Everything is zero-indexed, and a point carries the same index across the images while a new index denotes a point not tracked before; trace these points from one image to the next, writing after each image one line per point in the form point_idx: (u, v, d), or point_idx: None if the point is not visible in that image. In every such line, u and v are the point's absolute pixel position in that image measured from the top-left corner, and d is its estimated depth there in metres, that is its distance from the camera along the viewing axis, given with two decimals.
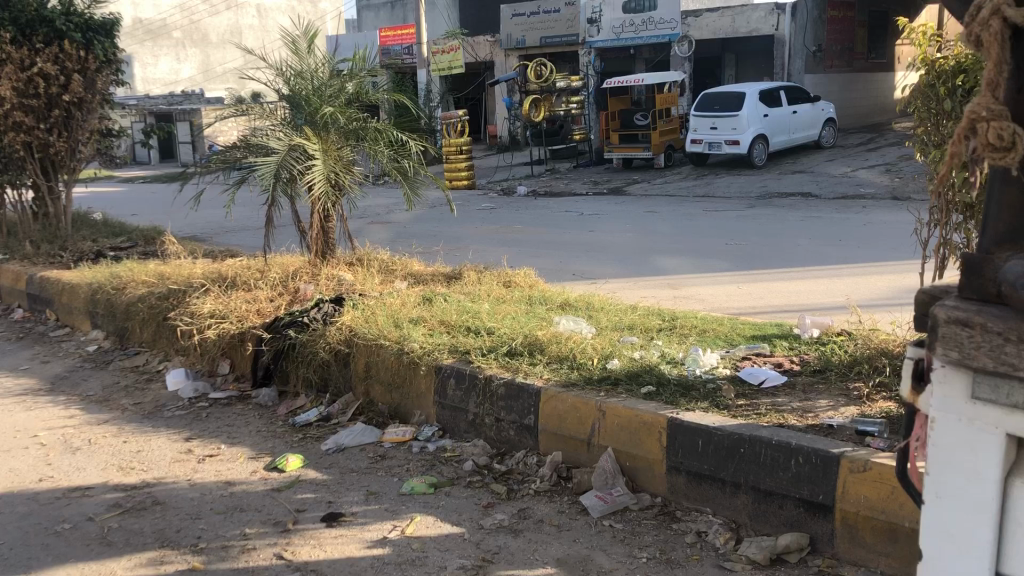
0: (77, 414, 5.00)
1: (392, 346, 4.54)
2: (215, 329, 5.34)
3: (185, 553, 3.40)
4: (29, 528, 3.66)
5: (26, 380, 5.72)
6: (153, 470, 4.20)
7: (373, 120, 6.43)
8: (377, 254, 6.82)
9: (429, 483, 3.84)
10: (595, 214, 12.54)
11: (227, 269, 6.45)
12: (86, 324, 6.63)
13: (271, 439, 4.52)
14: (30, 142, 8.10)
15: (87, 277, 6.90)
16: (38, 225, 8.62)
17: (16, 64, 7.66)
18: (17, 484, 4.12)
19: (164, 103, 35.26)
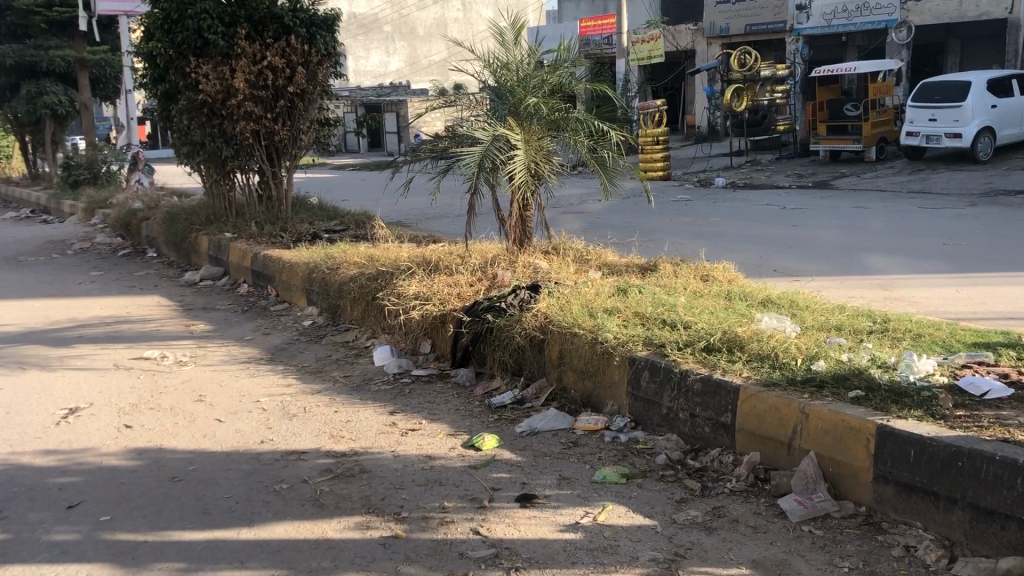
0: (294, 383, 5.40)
1: (587, 335, 4.57)
2: (420, 310, 5.59)
3: (388, 520, 3.60)
4: (253, 485, 4.00)
5: (250, 349, 6.22)
6: (360, 439, 4.47)
7: (574, 110, 6.46)
8: (572, 244, 6.88)
9: (622, 473, 3.86)
10: (799, 208, 12.06)
11: (431, 253, 6.72)
12: (303, 300, 7.12)
13: (468, 417, 4.69)
14: (258, 131, 8.74)
15: (304, 257, 7.39)
16: (263, 207, 9.23)
17: (249, 58, 8.39)
18: (242, 444, 4.50)
19: (374, 93, 37.06)
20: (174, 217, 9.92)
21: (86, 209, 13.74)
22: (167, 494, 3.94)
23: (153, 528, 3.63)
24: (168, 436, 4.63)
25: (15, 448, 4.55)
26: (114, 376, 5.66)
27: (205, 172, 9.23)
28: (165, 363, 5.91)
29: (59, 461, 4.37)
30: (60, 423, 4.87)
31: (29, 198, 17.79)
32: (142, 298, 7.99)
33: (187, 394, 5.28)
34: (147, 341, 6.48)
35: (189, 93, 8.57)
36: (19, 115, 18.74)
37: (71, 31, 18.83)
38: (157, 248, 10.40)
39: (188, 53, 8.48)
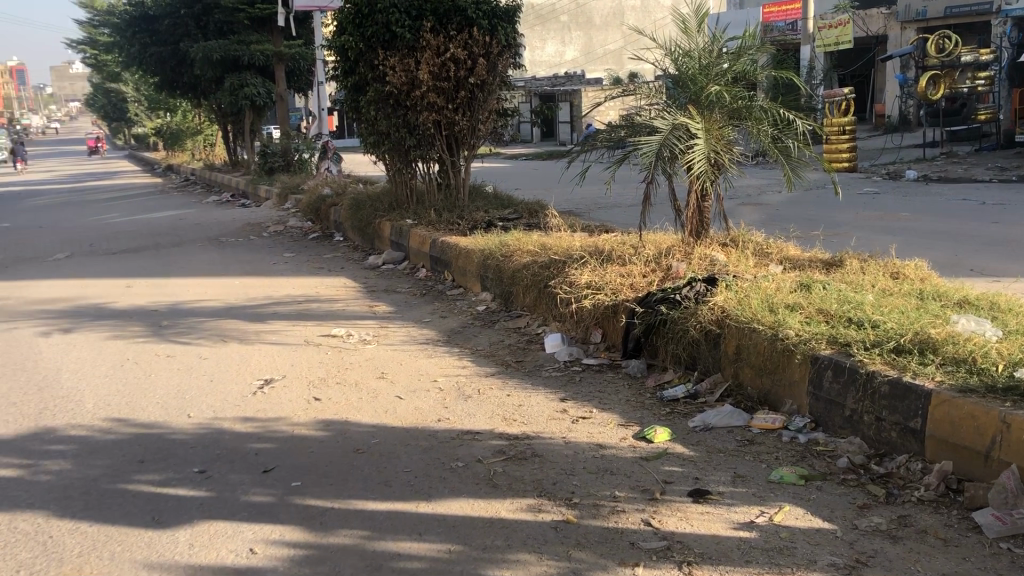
0: (469, 366, 5.56)
1: (766, 331, 4.45)
2: (592, 299, 5.61)
3: (560, 505, 3.65)
4: (430, 461, 4.16)
5: (428, 332, 6.45)
6: (532, 424, 4.55)
7: (758, 98, 6.27)
8: (751, 236, 6.70)
9: (800, 474, 3.75)
10: (1001, 204, 11.22)
11: (605, 243, 6.73)
12: (477, 286, 7.31)
13: (640, 409, 4.68)
14: (439, 121, 9.02)
15: (480, 243, 7.56)
16: (440, 195, 9.51)
17: (433, 50, 8.67)
18: (420, 421, 4.69)
19: (549, 83, 37.42)
20: (359, 204, 10.41)
21: (279, 194, 14.65)
22: (351, 464, 4.17)
23: (338, 496, 3.85)
24: (352, 410, 4.89)
25: (218, 413, 4.93)
26: (304, 351, 6.02)
27: (388, 160, 9.61)
28: (349, 341, 6.23)
29: (256, 427, 4.70)
30: (257, 392, 5.24)
31: (231, 183, 19.19)
32: (327, 280, 8.45)
33: (370, 370, 5.55)
34: (334, 319, 6.86)
35: (376, 85, 8.95)
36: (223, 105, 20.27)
37: (270, 27, 20.11)
38: (343, 232, 10.96)
39: (376, 46, 8.86)
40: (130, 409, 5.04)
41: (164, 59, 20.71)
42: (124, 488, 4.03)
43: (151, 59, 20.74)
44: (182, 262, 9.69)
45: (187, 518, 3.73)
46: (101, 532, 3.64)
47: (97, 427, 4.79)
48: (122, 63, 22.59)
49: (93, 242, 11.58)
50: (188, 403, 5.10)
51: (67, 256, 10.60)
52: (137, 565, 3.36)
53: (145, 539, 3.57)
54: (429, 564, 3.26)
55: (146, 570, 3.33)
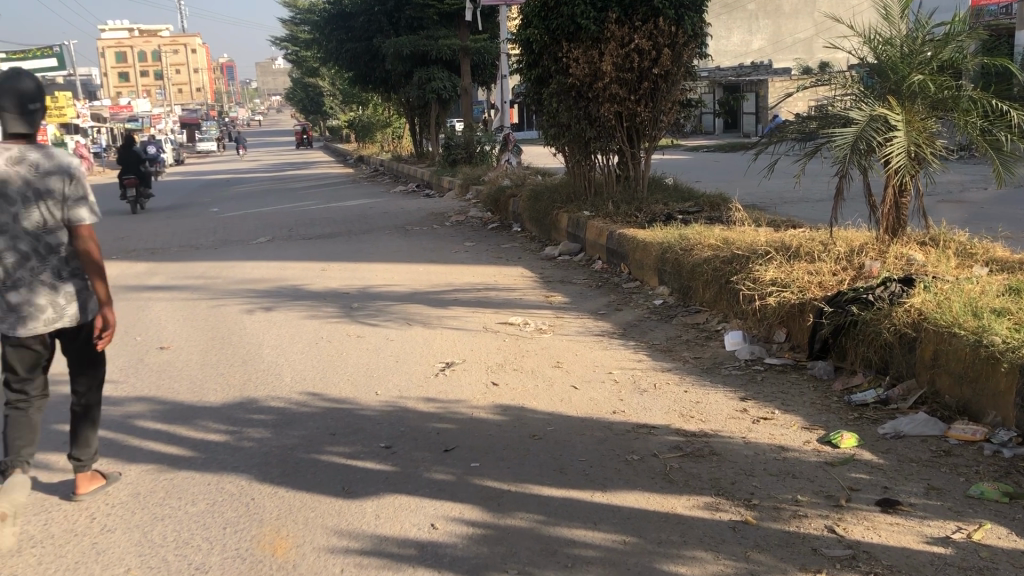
0: (645, 359, 5.53)
1: (968, 337, 4.16)
2: (776, 297, 5.44)
3: (739, 504, 3.57)
4: (606, 452, 4.17)
5: (604, 323, 6.46)
6: (711, 421, 4.47)
7: (966, 87, 5.85)
8: (954, 235, 6.28)
9: (1004, 491, 3.48)
10: None
11: (791, 238, 6.50)
12: (655, 279, 7.24)
13: (825, 413, 4.49)
14: (621, 112, 8.99)
15: (658, 236, 7.48)
16: (619, 186, 9.47)
17: (617, 42, 8.64)
18: (596, 411, 4.71)
19: (734, 73, 36.41)
20: (538, 195, 10.54)
21: (461, 185, 15.07)
22: (527, 450, 4.25)
23: (516, 480, 3.93)
24: (529, 397, 4.98)
25: (403, 392, 5.16)
26: (483, 337, 6.18)
27: (569, 152, 9.69)
28: (526, 329, 6.35)
29: (438, 408, 4.88)
30: (439, 375, 5.44)
31: (417, 173, 19.91)
32: (506, 269, 8.63)
33: (547, 359, 5.63)
34: (513, 307, 7.00)
35: (559, 77, 9.13)
36: (411, 99, 21.04)
37: (457, 21, 20.65)
38: (522, 223, 11.15)
39: (561, 39, 8.96)
40: (322, 385, 5.36)
41: (358, 54, 21.80)
42: (317, 458, 4.29)
43: (346, 55, 21.86)
44: (370, 248, 10.17)
45: (374, 489, 3.93)
46: (297, 497, 3.89)
47: (293, 400, 5.12)
48: (321, 59, 23.92)
49: (291, 227, 12.33)
50: (375, 382, 5.36)
51: (269, 239, 11.37)
52: (329, 531, 3.58)
53: (336, 507, 3.78)
54: (605, 553, 3.28)
55: (337, 536, 3.53)
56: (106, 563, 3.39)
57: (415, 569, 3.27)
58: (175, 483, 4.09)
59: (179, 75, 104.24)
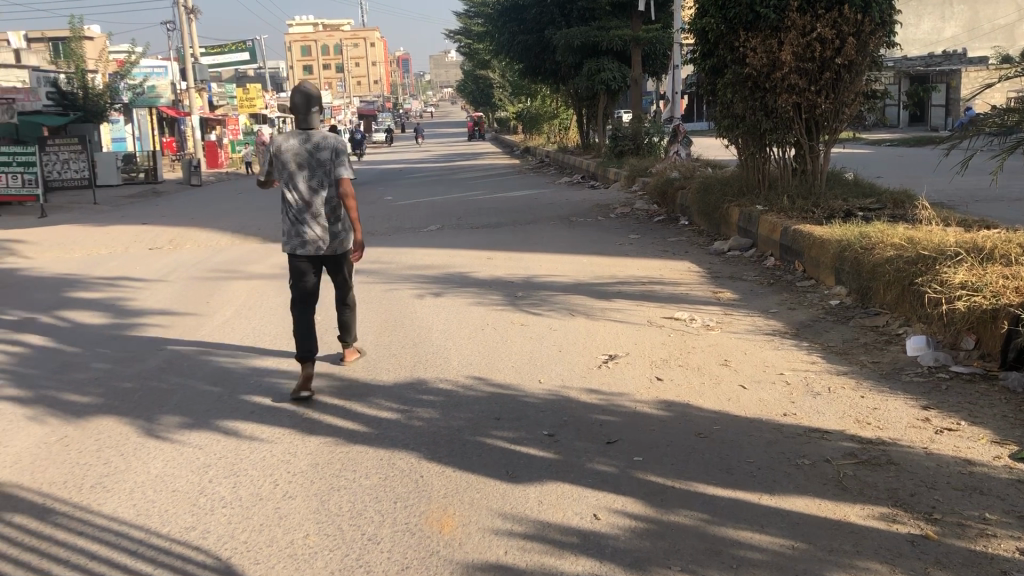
0: (819, 362, 5.32)
1: None
2: (966, 302, 5.08)
3: (918, 518, 3.39)
4: (775, 455, 4.05)
5: (775, 322, 6.26)
6: (889, 429, 4.25)
7: None
8: None
9: None
10: None
11: (986, 239, 6.04)
12: (831, 279, 6.95)
13: (1018, 428, 4.18)
14: (799, 104, 8.65)
15: (836, 233, 7.15)
16: (795, 181, 9.10)
17: (798, 31, 8.33)
18: (764, 413, 4.58)
19: (922, 63, 34.35)
20: (708, 188, 10.32)
21: (627, 176, 14.98)
22: (692, 447, 4.19)
23: (680, 477, 3.88)
24: (695, 394, 4.89)
25: (566, 381, 5.19)
26: (648, 331, 6.13)
27: (743, 144, 9.43)
28: (693, 325, 6.24)
29: (602, 399, 4.88)
30: (602, 367, 5.44)
31: (583, 164, 19.94)
32: (673, 262, 8.52)
33: (714, 356, 5.52)
34: (679, 302, 6.90)
35: (736, 68, 8.93)
36: (581, 90, 21.08)
37: (630, 12, 20.55)
38: (690, 216, 10.97)
39: (738, 28, 8.77)
40: (488, 370, 5.47)
41: (529, 46, 22.09)
42: (483, 441, 4.39)
43: (518, 47, 22.19)
44: (536, 239, 10.29)
45: (537, 476, 3.98)
46: (463, 478, 4.00)
47: (461, 383, 5.26)
48: (493, 52, 24.39)
49: (460, 216, 12.66)
50: (539, 370, 5.43)
51: (438, 227, 11.71)
52: (493, 513, 3.66)
53: (500, 490, 3.86)
54: (771, 557, 3.19)
55: (502, 518, 3.60)
56: (287, 527, 3.61)
57: (577, 557, 3.29)
58: (351, 457, 4.30)
59: (357, 68, 108.90)
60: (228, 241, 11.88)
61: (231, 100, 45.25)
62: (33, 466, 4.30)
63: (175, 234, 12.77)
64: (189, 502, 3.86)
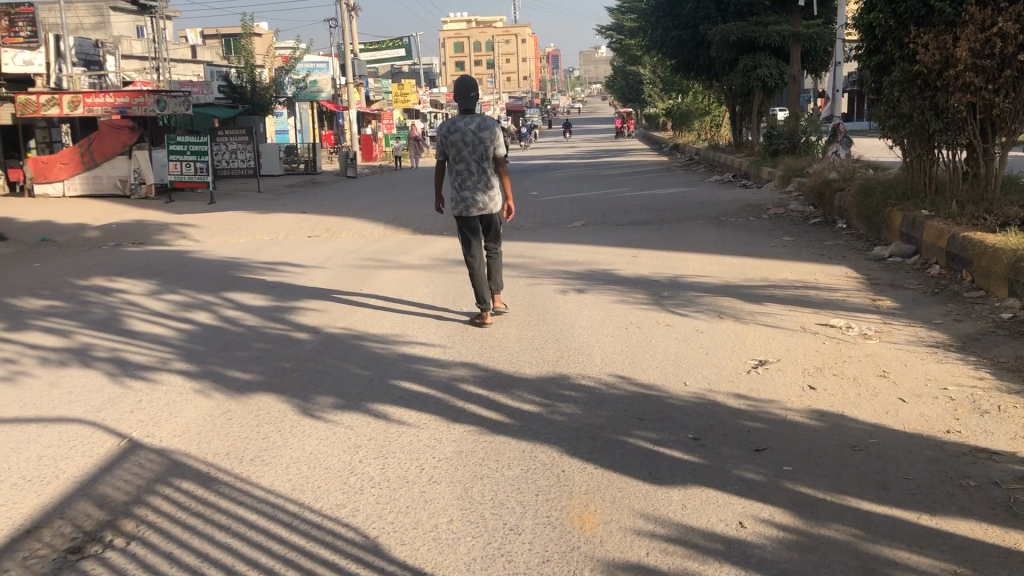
0: (988, 378, 4.99)
1: None
2: None
3: None
4: (936, 474, 3.83)
5: (940, 334, 5.92)
6: None
7: None
8: None
9: None
10: None
11: None
12: (1003, 291, 6.50)
13: None
14: (975, 103, 8.11)
15: (1011, 242, 6.68)
16: (966, 185, 8.57)
17: (977, 24, 7.78)
18: (926, 429, 4.33)
19: None
20: (869, 189, 9.85)
21: (782, 176, 14.54)
22: (846, 460, 4.01)
23: (832, 489, 3.73)
24: (850, 405, 4.69)
25: (713, 385, 5.08)
26: (800, 337, 5.92)
27: (910, 146, 9.00)
28: (849, 333, 5.98)
29: (749, 405, 4.75)
30: (751, 372, 5.29)
31: (734, 163, 19.47)
32: (828, 267, 8.20)
33: (871, 367, 5.28)
34: (833, 309, 6.64)
35: (904, 65, 8.52)
36: (735, 87, 20.54)
37: (791, 7, 19.94)
38: (848, 220, 10.54)
39: (909, 23, 8.36)
40: (631, 369, 5.42)
41: (683, 42, 21.74)
42: (626, 440, 4.35)
43: (671, 43, 21.86)
44: (683, 238, 10.12)
45: (682, 479, 3.92)
46: (606, 476, 3.98)
47: (604, 381, 5.23)
48: (645, 47, 24.13)
49: (607, 213, 12.62)
50: (684, 372, 5.33)
51: (584, 224, 11.70)
52: (636, 513, 3.62)
53: (643, 490, 3.82)
54: None
55: (644, 519, 3.56)
56: (432, 511, 3.70)
57: (721, 564, 3.21)
58: (494, 447, 4.35)
59: (507, 63, 110.13)
60: (380, 231, 12.27)
61: (386, 96, 46.69)
62: (200, 436, 4.58)
63: (331, 223, 13.29)
64: (340, 480, 4.01)
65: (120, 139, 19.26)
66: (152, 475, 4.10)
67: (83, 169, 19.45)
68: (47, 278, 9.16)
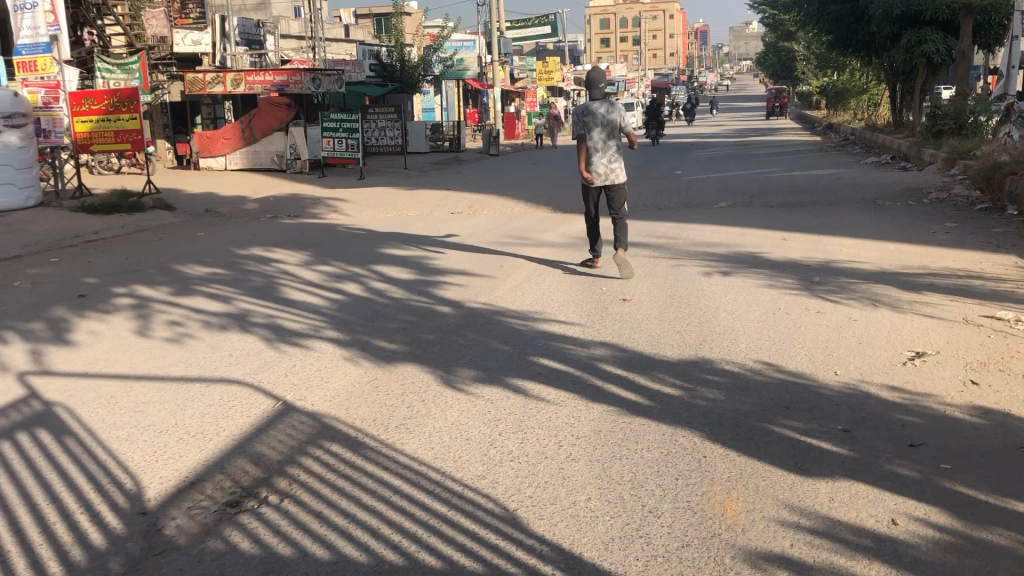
0: None
1: None
2: None
3: None
4: None
5: None
6: None
7: None
8: None
9: None
10: None
11: None
12: None
13: None
14: None
15: None
16: None
17: None
18: None
19: None
20: None
21: (946, 159, 13.71)
22: (1012, 461, 3.76)
23: (995, 492, 3.50)
24: (1018, 404, 4.38)
25: (865, 376, 4.87)
26: (962, 329, 5.58)
27: None
28: (1018, 327, 5.59)
29: (905, 398, 4.52)
30: (907, 363, 5.03)
31: (892, 143, 18.51)
32: (995, 256, 7.68)
33: None
34: (1000, 300, 6.21)
35: None
36: (897, 63, 19.45)
37: None
38: (1019, 206, 9.82)
39: None
40: (778, 356, 5.26)
41: (841, 17, 20.78)
42: (771, 429, 4.23)
43: (828, 18, 20.95)
44: (835, 221, 9.71)
45: (829, 471, 3.77)
46: (750, 464, 3.88)
47: (748, 366, 5.10)
48: (800, 23, 23.20)
49: (754, 193, 12.26)
50: (834, 360, 5.13)
51: (729, 205, 11.41)
52: (780, 503, 3.51)
53: (788, 480, 3.70)
54: None
55: (788, 510, 3.45)
56: (571, 489, 3.70)
57: (871, 562, 3.07)
58: (633, 428, 4.32)
59: (654, 39, 108.15)
60: (522, 209, 12.36)
61: (530, 73, 46.87)
62: (348, 402, 4.75)
63: (473, 199, 13.48)
64: (480, 452, 4.08)
65: (278, 116, 20.30)
66: (304, 437, 4.29)
67: (244, 143, 20.49)
68: (210, 247, 9.71)
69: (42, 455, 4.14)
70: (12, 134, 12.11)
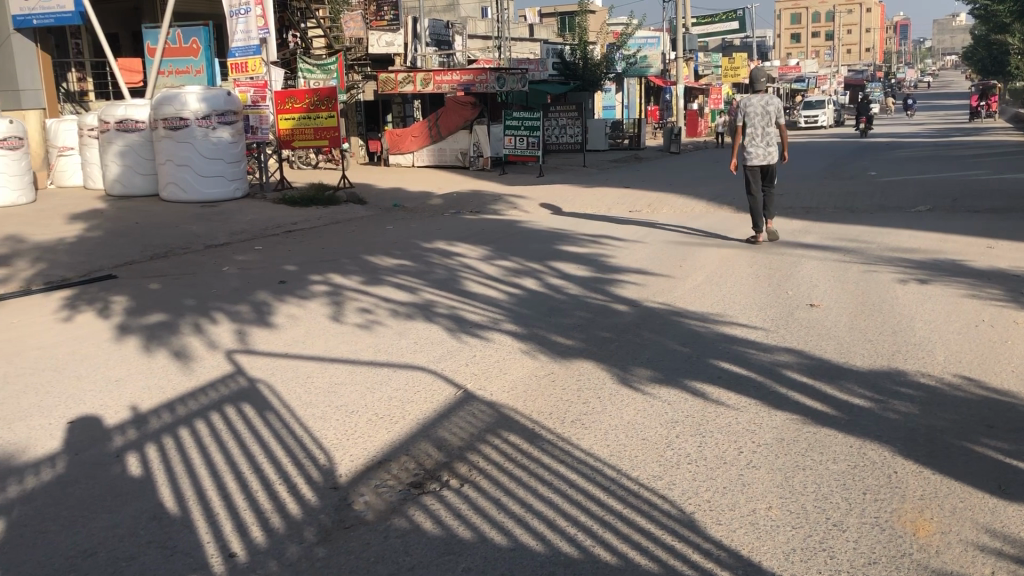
0: None
1: None
2: None
3: None
4: None
5: None
6: None
7: None
8: None
9: None
10: None
11: None
12: None
13: None
14: None
15: None
16: None
17: None
18: None
19: None
20: None
21: None
22: None
23: None
24: None
25: None
26: None
27: None
28: None
29: None
30: None
31: None
32: None
33: None
34: None
35: None
36: None
37: None
38: None
39: None
40: (980, 370, 4.92)
41: None
42: (971, 448, 3.96)
43: None
44: None
45: None
46: (947, 483, 3.64)
47: (947, 381, 4.79)
48: (1015, 13, 21.41)
49: (957, 197, 11.44)
50: None
51: (928, 208, 10.71)
52: (980, 527, 3.28)
53: (989, 504, 3.46)
54: None
55: (988, 535, 3.23)
56: (751, 495, 3.62)
57: None
58: (818, 438, 4.16)
59: (848, 34, 102.94)
60: (703, 209, 12.11)
61: (715, 69, 45.75)
62: (526, 394, 4.84)
63: (653, 198, 13.33)
64: (656, 452, 4.05)
65: (462, 114, 20.69)
66: (484, 426, 4.41)
67: (430, 141, 21.13)
68: (397, 239, 10.13)
69: (245, 428, 4.46)
70: (224, 131, 13.10)
